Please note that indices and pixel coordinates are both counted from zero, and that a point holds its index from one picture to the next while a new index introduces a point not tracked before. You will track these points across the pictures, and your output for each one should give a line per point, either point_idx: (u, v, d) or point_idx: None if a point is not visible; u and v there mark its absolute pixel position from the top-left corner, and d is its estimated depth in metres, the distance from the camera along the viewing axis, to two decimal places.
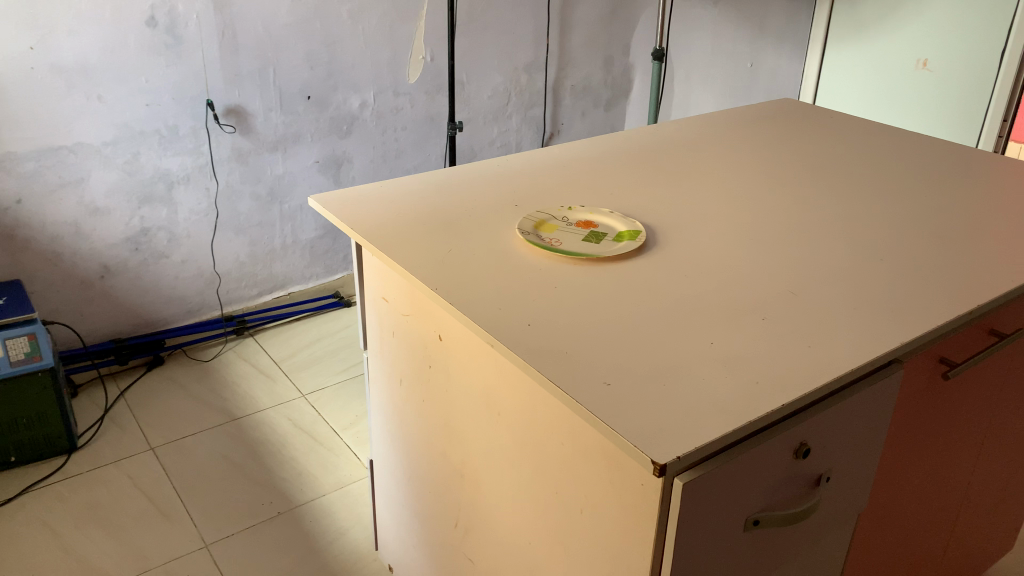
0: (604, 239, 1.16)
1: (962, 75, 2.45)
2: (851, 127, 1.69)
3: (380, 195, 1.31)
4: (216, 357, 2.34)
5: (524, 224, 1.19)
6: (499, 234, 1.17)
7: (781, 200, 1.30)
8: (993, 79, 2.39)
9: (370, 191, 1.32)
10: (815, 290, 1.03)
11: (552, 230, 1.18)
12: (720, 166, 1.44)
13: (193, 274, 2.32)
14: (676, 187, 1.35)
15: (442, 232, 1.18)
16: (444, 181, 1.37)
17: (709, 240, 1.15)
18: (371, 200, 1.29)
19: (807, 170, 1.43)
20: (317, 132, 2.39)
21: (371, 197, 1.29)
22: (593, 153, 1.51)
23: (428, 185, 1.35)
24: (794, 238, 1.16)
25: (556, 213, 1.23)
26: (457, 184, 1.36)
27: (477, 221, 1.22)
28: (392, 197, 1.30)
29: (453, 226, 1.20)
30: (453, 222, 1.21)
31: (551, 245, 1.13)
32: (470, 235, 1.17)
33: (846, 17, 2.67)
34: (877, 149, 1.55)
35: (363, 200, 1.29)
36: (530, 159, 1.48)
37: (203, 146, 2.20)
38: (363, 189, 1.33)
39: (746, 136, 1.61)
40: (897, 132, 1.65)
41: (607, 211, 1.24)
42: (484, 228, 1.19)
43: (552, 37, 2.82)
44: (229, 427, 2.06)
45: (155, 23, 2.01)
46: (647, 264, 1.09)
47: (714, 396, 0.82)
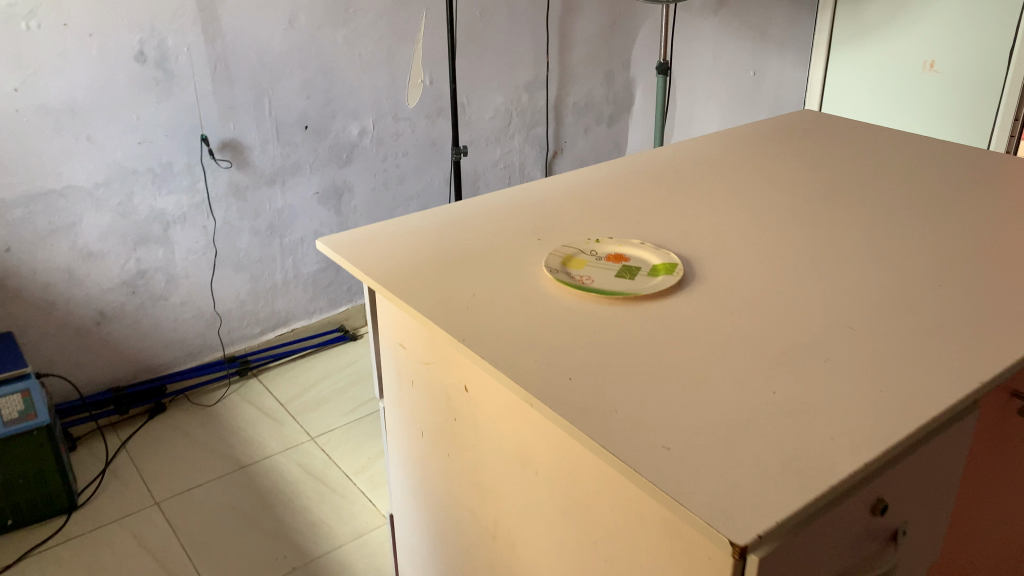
0: (638, 275, 1.08)
1: (973, 77, 2.38)
2: (881, 137, 1.60)
3: (392, 234, 1.22)
4: (220, 401, 2.24)
5: (551, 260, 1.10)
6: (524, 272, 1.09)
7: (822, 222, 1.21)
8: (1003, 81, 2.31)
9: (381, 230, 1.24)
10: (877, 323, 0.95)
11: (581, 266, 1.10)
12: (750, 186, 1.36)
13: (193, 316, 2.23)
14: (707, 211, 1.26)
15: (462, 272, 1.09)
16: (458, 215, 1.28)
17: (751, 271, 1.07)
18: (382, 240, 1.21)
19: (843, 187, 1.35)
20: (316, 162, 2.31)
21: (382, 236, 1.21)
22: (614, 177, 1.43)
23: (442, 221, 1.26)
24: (842, 265, 1.08)
25: (583, 246, 1.15)
26: (473, 218, 1.27)
27: (498, 259, 1.13)
28: (405, 235, 1.22)
29: (474, 265, 1.11)
30: (473, 261, 1.12)
31: (582, 283, 1.05)
32: (494, 275, 1.08)
33: (849, 21, 2.59)
34: (911, 161, 1.47)
35: (374, 240, 1.20)
36: (548, 187, 1.40)
37: (199, 183, 2.12)
38: (374, 228, 1.24)
39: (772, 152, 1.53)
40: (929, 141, 1.57)
41: (638, 241, 1.15)
42: (508, 266, 1.11)
43: (552, 53, 2.75)
44: (237, 477, 1.97)
45: (144, 58, 1.93)
46: (689, 301, 1.01)
47: (788, 456, 0.74)
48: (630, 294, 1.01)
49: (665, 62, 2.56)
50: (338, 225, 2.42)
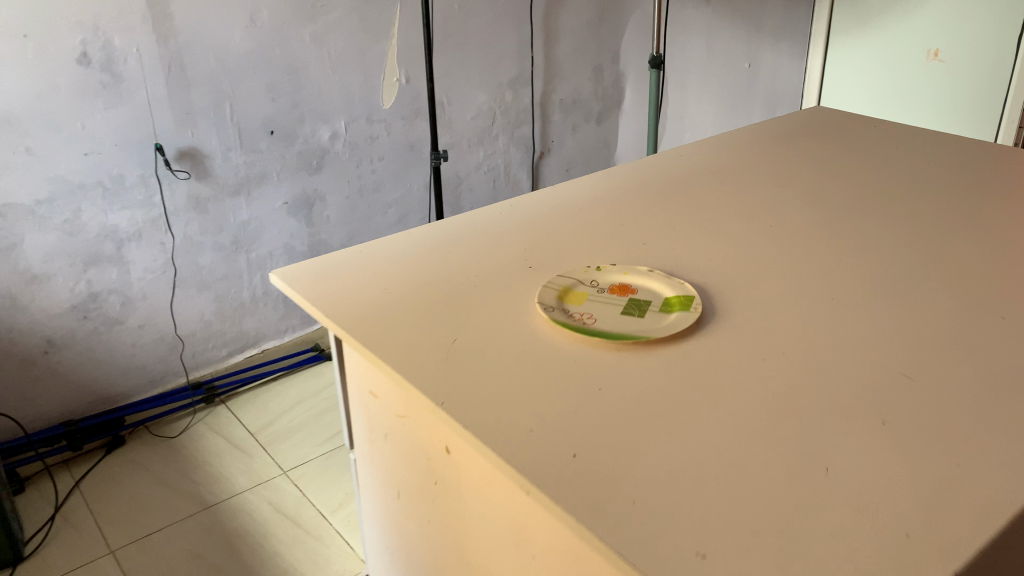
0: (649, 311, 0.91)
1: (978, 68, 2.23)
2: (905, 137, 1.45)
3: (357, 263, 1.05)
4: (185, 433, 2.07)
5: (544, 295, 0.94)
6: (513, 311, 0.92)
7: (855, 240, 1.05)
8: (1011, 68, 2.15)
9: (346, 259, 1.06)
10: (937, 368, 0.79)
11: (581, 302, 0.93)
12: (768, 197, 1.20)
13: (153, 340, 2.05)
14: (721, 230, 1.10)
15: (440, 312, 0.92)
16: (437, 239, 1.12)
17: (781, 304, 0.91)
18: (348, 270, 1.03)
19: (873, 196, 1.19)
20: (284, 170, 2.13)
21: (347, 265, 1.03)
22: (613, 189, 1.26)
23: (418, 246, 1.09)
24: (887, 294, 0.92)
25: (581, 276, 0.98)
26: (452, 241, 1.11)
27: (482, 294, 0.96)
28: (373, 265, 1.05)
29: (454, 303, 0.94)
30: (453, 298, 0.95)
31: (583, 323, 0.88)
32: (478, 316, 0.91)
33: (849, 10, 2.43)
34: (943, 163, 1.31)
35: (337, 270, 1.03)
36: (538, 203, 1.23)
37: (155, 197, 1.94)
38: (338, 256, 1.07)
39: (787, 155, 1.37)
40: (959, 139, 1.41)
41: (645, 269, 0.99)
42: (494, 304, 0.94)
43: (536, 48, 2.58)
44: (202, 518, 1.79)
45: (88, 60, 1.74)
46: (711, 347, 0.84)
47: (856, 560, 0.58)
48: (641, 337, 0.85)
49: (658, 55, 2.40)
50: (309, 236, 2.25)
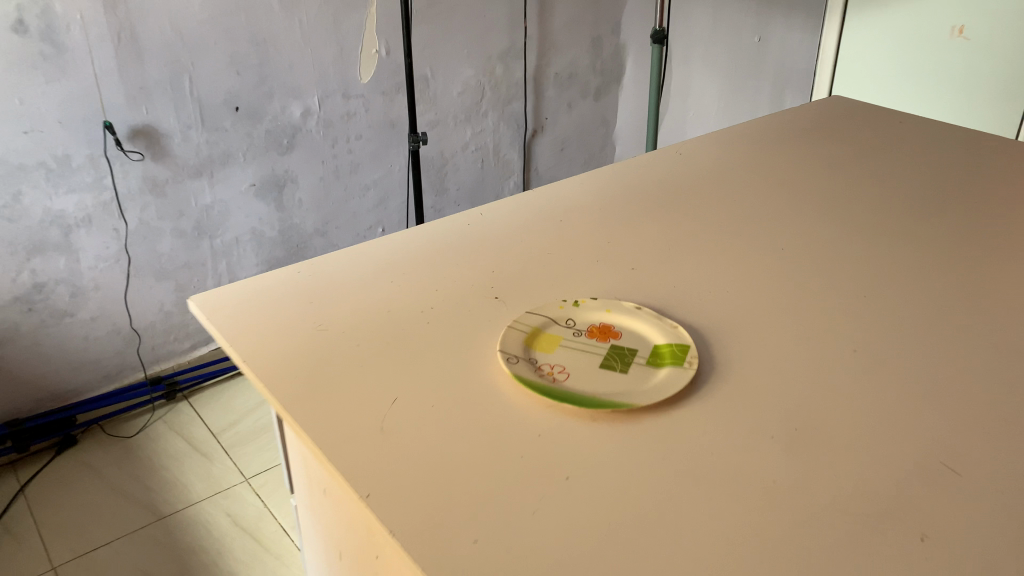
0: (634, 364, 0.76)
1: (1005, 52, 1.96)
2: (933, 134, 1.28)
3: (292, 289, 0.89)
4: (142, 432, 1.93)
5: (509, 338, 0.78)
6: (471, 359, 0.77)
7: (878, 270, 0.90)
8: None
9: (281, 283, 0.91)
10: (984, 457, 0.64)
11: (553, 349, 0.78)
12: (778, 210, 1.05)
13: (108, 333, 1.91)
14: (723, 253, 0.95)
15: (382, 360, 0.77)
16: (390, 257, 0.96)
17: (792, 359, 0.76)
18: (281, 298, 0.88)
19: (899, 210, 1.04)
20: (250, 150, 1.96)
21: (281, 293, 0.88)
22: (599, 195, 1.11)
23: (368, 266, 0.94)
24: (919, 346, 0.77)
25: (556, 313, 0.83)
26: (408, 261, 0.95)
27: (435, 335, 0.81)
28: (312, 290, 0.89)
29: (400, 348, 0.79)
30: (399, 340, 0.80)
31: (553, 381, 0.73)
32: (427, 366, 0.76)
33: None
34: (978, 168, 1.15)
35: (269, 298, 0.87)
36: (513, 211, 1.07)
37: (106, 179, 1.77)
38: (272, 278, 0.91)
39: (800, 156, 1.21)
40: (997, 139, 1.25)
41: (632, 306, 0.84)
42: (448, 348, 0.79)
43: (529, 18, 2.39)
44: (153, 531, 1.66)
45: (24, 29, 1.56)
46: (705, 418, 0.69)
47: None
48: (622, 403, 0.70)
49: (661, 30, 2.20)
50: (279, 221, 2.08)
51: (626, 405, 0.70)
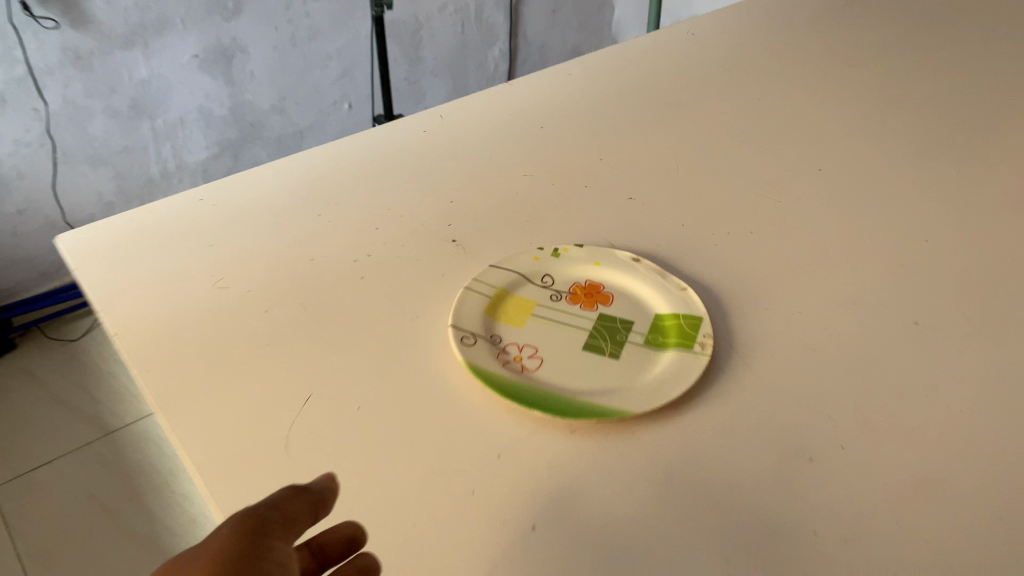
0: (628, 345, 0.58)
1: None
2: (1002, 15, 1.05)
3: (189, 226, 0.69)
4: (88, 335, 1.77)
5: (465, 306, 0.60)
6: (413, 337, 0.59)
7: (943, 205, 0.71)
8: None
9: (178, 217, 0.71)
10: None
11: (524, 321, 0.60)
12: (815, 119, 0.84)
13: (40, 226, 1.72)
14: (744, 180, 0.75)
15: (295, 341, 0.59)
16: (320, 180, 0.75)
17: (833, 342, 0.58)
18: (178, 237, 0.68)
19: (966, 118, 0.83)
20: (190, 14, 1.67)
21: (178, 233, 0.69)
22: (591, 93, 0.89)
23: (294, 192, 0.74)
24: (1000, 320, 0.59)
25: (529, 269, 0.64)
26: (345, 184, 0.74)
27: (369, 301, 0.62)
28: (219, 226, 0.69)
29: (323, 320, 0.60)
30: (322, 307, 0.61)
31: (520, 372, 0.55)
32: (355, 347, 0.58)
33: None
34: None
35: (162, 239, 0.68)
36: (481, 112, 0.85)
37: (15, 50, 1.50)
38: (171, 210, 0.71)
39: (840, 41, 0.99)
40: None
41: (628, 257, 0.65)
42: (385, 320, 0.60)
43: None
44: (100, 448, 1.53)
45: None
46: (720, 431, 0.52)
47: None
48: (610, 409, 0.52)
49: None
50: (230, 97, 1.83)
51: (617, 412, 0.52)
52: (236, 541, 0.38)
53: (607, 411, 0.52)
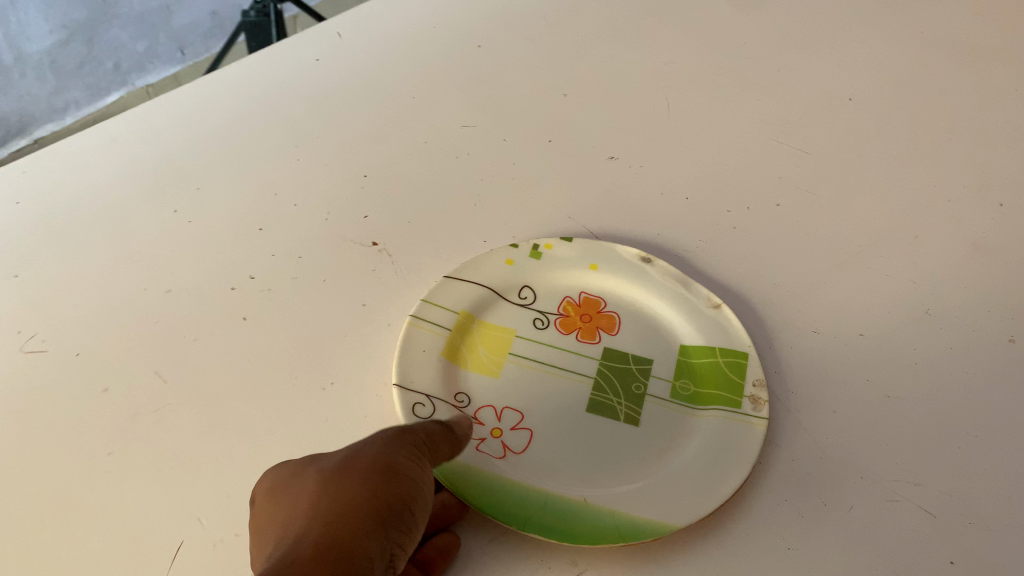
0: (647, 400, 0.43)
1: None
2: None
3: (20, 259, 0.53)
4: None
5: (414, 349, 0.43)
6: (318, 411, 0.44)
7: (996, 170, 0.58)
8: None
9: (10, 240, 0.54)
10: None
11: (501, 368, 0.44)
12: (818, 53, 0.68)
13: None
14: (744, 151, 0.60)
15: (145, 423, 0.44)
16: (181, 175, 0.59)
17: (907, 382, 0.45)
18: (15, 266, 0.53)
19: (998, 43, 0.69)
20: None
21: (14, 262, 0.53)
22: (538, 35, 0.71)
23: (158, 191, 0.58)
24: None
25: (501, 279, 0.47)
26: (219, 175, 0.59)
27: (247, 359, 0.47)
28: (69, 252, 0.54)
29: (185, 392, 0.45)
30: (181, 368, 0.46)
31: (502, 458, 0.40)
32: (228, 427, 0.43)
33: None
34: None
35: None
36: (385, 66, 0.68)
37: None
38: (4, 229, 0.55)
39: None
40: None
41: (639, 254, 0.48)
42: (272, 384, 0.45)
43: None
44: None
45: None
46: (782, 551, 0.38)
47: None
48: (637, 523, 0.36)
49: None
50: None
51: (647, 530, 0.36)
52: (396, 444, 0.35)
53: (634, 529, 0.36)
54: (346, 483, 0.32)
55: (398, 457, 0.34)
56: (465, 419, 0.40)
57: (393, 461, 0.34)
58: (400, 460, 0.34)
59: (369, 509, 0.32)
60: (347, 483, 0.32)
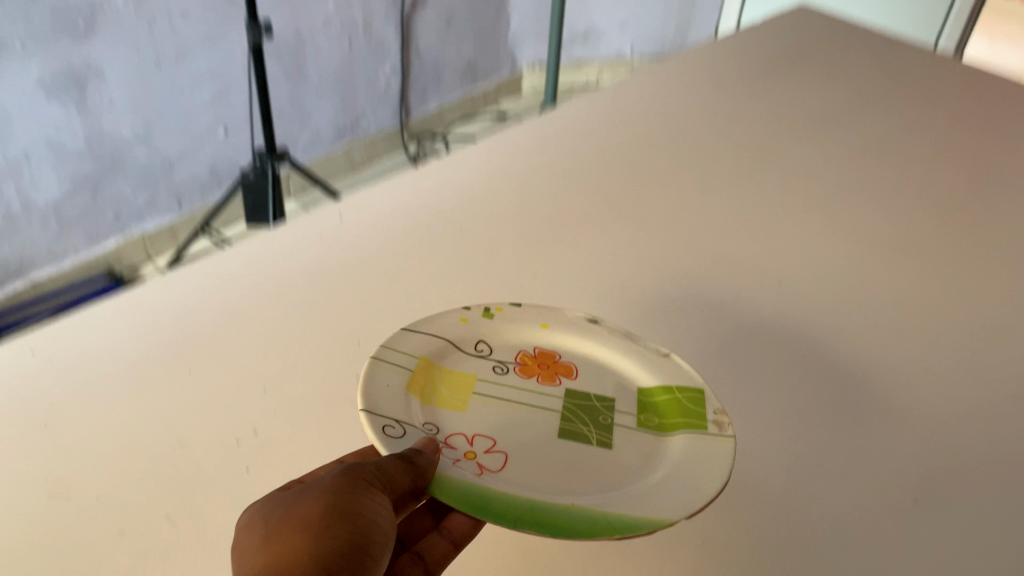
0: (616, 428, 0.49)
1: None
2: (910, 128, 1.06)
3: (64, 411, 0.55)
4: None
5: (380, 382, 0.46)
6: None
7: (896, 331, 0.67)
8: None
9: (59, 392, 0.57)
10: None
11: (467, 404, 0.49)
12: (734, 235, 0.81)
13: None
14: (675, 299, 0.70)
15: (131, 543, 0.47)
16: (170, 311, 0.65)
17: (799, 490, 0.51)
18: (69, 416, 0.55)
19: (904, 242, 0.80)
20: (33, 37, 1.41)
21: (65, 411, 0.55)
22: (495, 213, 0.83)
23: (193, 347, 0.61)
24: (994, 472, 0.54)
25: (459, 333, 0.53)
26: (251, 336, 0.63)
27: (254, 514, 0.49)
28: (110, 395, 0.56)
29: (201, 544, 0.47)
30: (160, 486, 0.50)
31: (480, 474, 0.44)
32: (211, 540, 0.47)
33: None
34: (983, 177, 0.93)
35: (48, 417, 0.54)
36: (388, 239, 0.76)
37: None
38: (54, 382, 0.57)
39: (734, 148, 0.99)
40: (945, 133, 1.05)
41: (584, 314, 0.55)
42: None
43: None
44: None
45: None
46: None
47: None
48: (628, 521, 0.40)
49: None
50: (85, 128, 1.56)
51: (642, 525, 0.40)
52: (344, 483, 0.42)
53: (629, 524, 0.40)
54: (289, 533, 0.40)
55: (344, 499, 0.41)
56: (430, 444, 0.43)
57: (340, 501, 0.41)
58: (350, 501, 0.42)
59: (314, 558, 0.40)
60: (299, 534, 0.40)
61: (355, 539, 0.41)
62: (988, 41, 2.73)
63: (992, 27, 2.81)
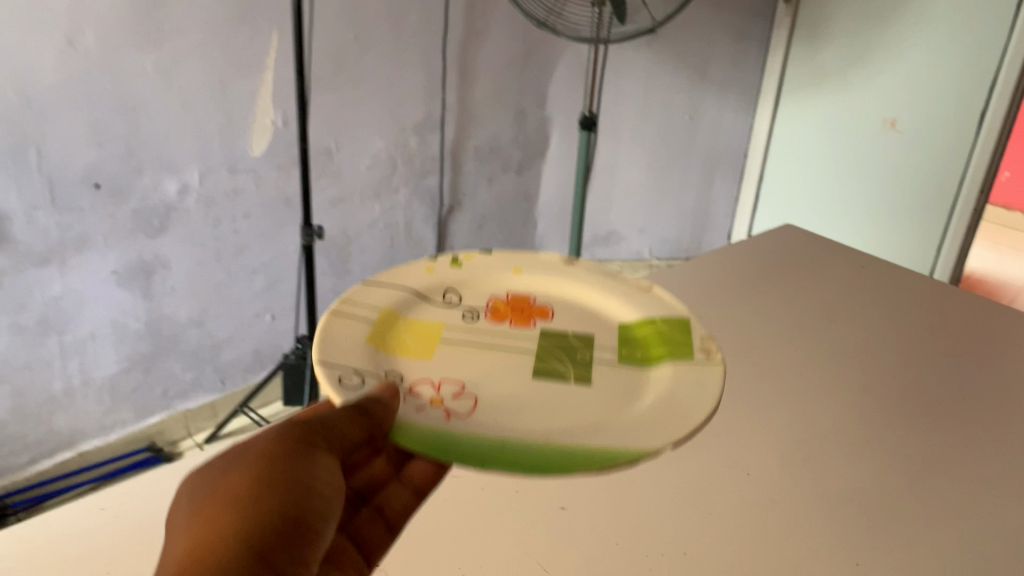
0: (595, 363, 0.68)
1: (921, 187, 2.17)
2: (873, 298, 1.17)
3: None
4: None
5: (336, 333, 0.64)
6: None
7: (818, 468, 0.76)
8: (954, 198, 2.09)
9: None
10: None
11: (427, 346, 0.68)
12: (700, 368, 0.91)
13: None
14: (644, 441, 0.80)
15: None
16: None
17: None
18: None
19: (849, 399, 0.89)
20: (112, 233, 1.60)
21: None
22: None
23: None
24: None
25: (427, 290, 0.76)
26: None
27: None
28: None
29: None
30: None
31: (448, 417, 0.58)
32: None
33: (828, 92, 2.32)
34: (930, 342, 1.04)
35: None
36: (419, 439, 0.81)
37: None
38: None
39: (718, 306, 1.11)
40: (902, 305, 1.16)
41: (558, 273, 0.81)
42: None
43: (449, 91, 1.92)
44: None
45: None
46: None
47: None
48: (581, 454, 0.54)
49: (589, 115, 1.85)
50: (146, 311, 1.72)
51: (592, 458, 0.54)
52: (288, 447, 0.59)
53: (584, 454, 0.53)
54: (239, 480, 0.56)
55: (289, 459, 0.58)
56: (388, 390, 0.56)
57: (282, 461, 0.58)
58: (290, 466, 0.57)
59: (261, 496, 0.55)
60: (240, 498, 0.55)
61: (295, 485, 0.56)
62: (993, 250, 2.89)
63: (999, 239, 2.98)
